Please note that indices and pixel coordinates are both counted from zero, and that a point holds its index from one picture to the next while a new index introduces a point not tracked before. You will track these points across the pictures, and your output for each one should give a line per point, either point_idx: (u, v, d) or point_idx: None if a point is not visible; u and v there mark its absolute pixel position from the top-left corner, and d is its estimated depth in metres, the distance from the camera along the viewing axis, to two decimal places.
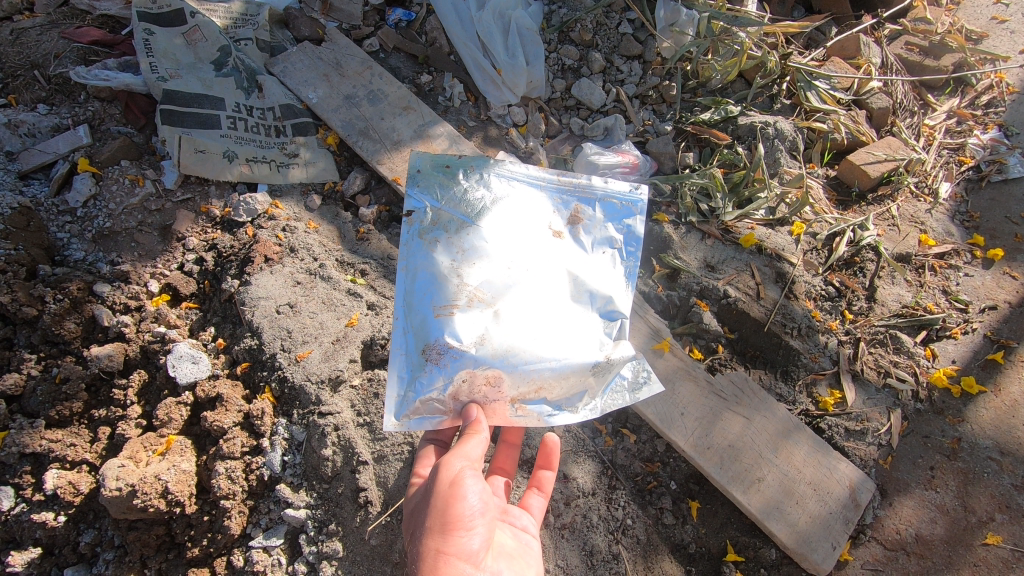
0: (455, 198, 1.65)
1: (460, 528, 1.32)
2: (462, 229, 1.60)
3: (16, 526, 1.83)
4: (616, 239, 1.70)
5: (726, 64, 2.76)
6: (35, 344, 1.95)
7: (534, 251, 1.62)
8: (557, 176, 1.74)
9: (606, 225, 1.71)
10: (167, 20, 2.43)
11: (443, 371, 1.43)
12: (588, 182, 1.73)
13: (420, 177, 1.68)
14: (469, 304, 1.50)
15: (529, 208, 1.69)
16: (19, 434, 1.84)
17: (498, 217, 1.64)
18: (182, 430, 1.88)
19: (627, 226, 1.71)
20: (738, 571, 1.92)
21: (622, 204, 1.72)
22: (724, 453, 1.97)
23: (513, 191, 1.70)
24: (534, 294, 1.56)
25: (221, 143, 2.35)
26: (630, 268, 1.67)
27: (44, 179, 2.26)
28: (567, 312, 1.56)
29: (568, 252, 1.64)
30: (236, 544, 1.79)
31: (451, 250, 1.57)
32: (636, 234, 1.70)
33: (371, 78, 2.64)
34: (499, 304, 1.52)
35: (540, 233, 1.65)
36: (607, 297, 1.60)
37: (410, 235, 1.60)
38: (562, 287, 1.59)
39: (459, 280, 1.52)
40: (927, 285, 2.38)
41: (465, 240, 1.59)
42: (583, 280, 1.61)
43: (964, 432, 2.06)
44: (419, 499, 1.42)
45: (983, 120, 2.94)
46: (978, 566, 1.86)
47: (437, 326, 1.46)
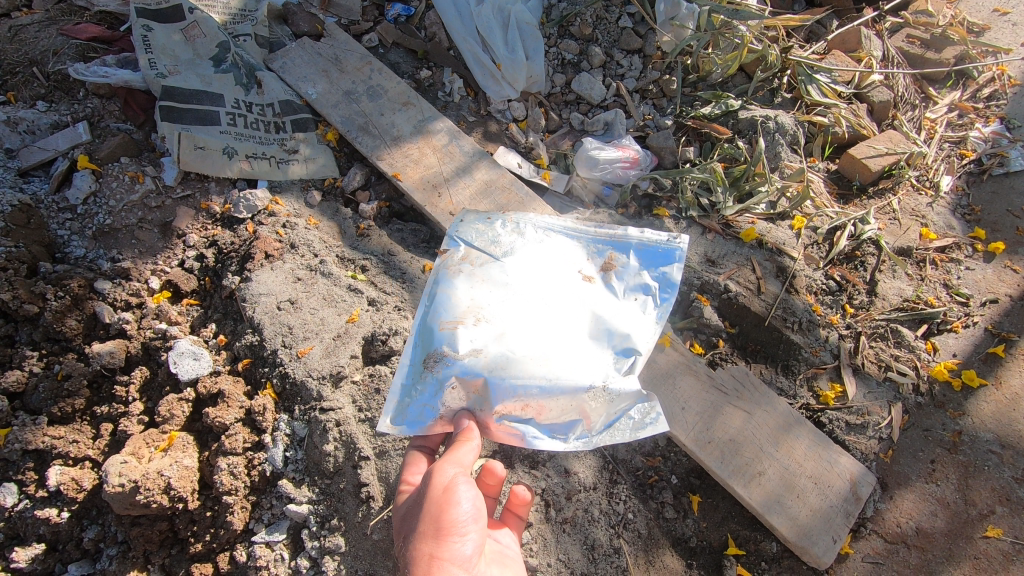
0: (490, 240, 1.72)
1: (453, 534, 1.31)
2: (487, 264, 1.67)
3: (20, 523, 1.83)
4: (650, 284, 1.71)
5: (726, 58, 2.76)
6: (37, 341, 1.96)
7: (560, 292, 1.66)
8: (595, 227, 1.79)
9: (640, 272, 1.73)
10: (165, 16, 2.42)
11: (439, 380, 1.48)
12: (624, 232, 1.77)
13: (463, 221, 1.77)
14: (475, 322, 1.54)
15: (561, 256, 1.74)
16: (22, 431, 1.85)
17: (530, 259, 1.71)
18: (184, 426, 1.88)
19: (661, 274, 1.72)
20: (739, 565, 1.92)
21: (661, 251, 1.75)
22: (725, 447, 1.98)
23: (551, 243, 1.76)
24: (552, 328, 1.58)
25: (221, 140, 2.35)
26: (660, 313, 1.68)
27: (44, 176, 2.25)
28: (584, 347, 1.57)
29: (598, 296, 1.67)
30: (238, 539, 1.80)
31: (472, 278, 1.63)
32: (671, 281, 1.72)
33: (371, 74, 2.63)
34: (508, 328, 1.55)
35: (569, 277, 1.70)
36: (624, 335, 1.61)
37: (442, 267, 1.68)
38: (586, 326, 1.61)
39: (470, 301, 1.58)
40: (928, 279, 2.38)
41: (488, 272, 1.65)
42: (607, 320, 1.62)
43: (965, 425, 2.07)
44: (411, 504, 1.39)
45: (985, 113, 2.93)
46: (979, 559, 1.86)
47: (439, 337, 1.51)
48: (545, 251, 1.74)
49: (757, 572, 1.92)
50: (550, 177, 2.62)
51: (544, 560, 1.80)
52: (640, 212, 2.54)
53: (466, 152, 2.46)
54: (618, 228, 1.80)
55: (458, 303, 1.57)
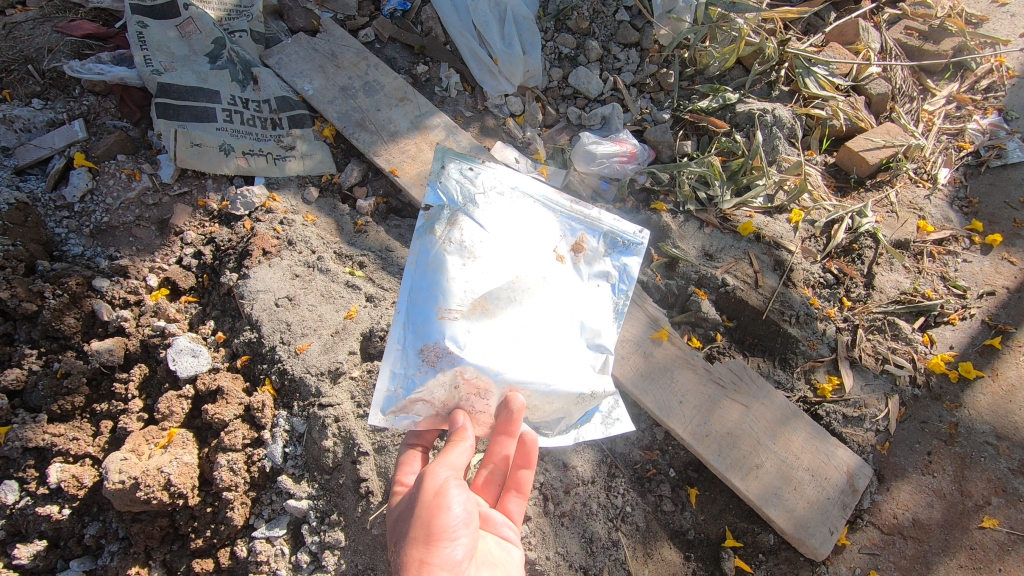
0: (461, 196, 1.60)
1: (443, 538, 1.30)
2: (474, 235, 1.56)
3: (21, 520, 1.83)
4: (612, 275, 1.70)
5: (725, 51, 2.75)
6: (36, 339, 1.96)
7: (539, 272, 1.59)
8: (569, 202, 1.73)
9: (605, 260, 1.70)
10: (160, 12, 2.40)
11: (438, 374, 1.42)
12: (596, 215, 1.73)
13: (443, 175, 1.63)
14: (472, 312, 1.46)
15: (536, 226, 1.65)
16: (22, 429, 1.85)
17: (509, 230, 1.60)
18: (184, 423, 1.89)
19: (624, 264, 1.72)
20: (737, 557, 1.93)
21: (625, 243, 1.74)
22: (723, 440, 1.99)
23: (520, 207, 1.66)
24: (536, 317, 1.54)
25: (217, 136, 2.34)
26: (617, 309, 1.69)
27: (40, 174, 2.25)
28: (564, 339, 1.55)
29: (564, 281, 1.61)
30: (239, 535, 1.81)
31: (462, 252, 1.52)
32: (630, 273, 1.72)
33: (367, 69, 2.62)
34: (500, 316, 1.50)
35: (545, 255, 1.62)
36: (597, 329, 1.61)
37: (424, 231, 1.56)
38: (553, 316, 1.56)
39: (467, 285, 1.48)
40: (925, 271, 2.39)
41: (477, 245, 1.54)
42: (573, 313, 1.59)
43: (962, 417, 2.07)
44: (403, 508, 1.41)
45: (983, 105, 2.92)
46: (974, 550, 1.87)
47: (437, 328, 1.43)
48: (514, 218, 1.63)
49: (754, 564, 1.93)
50: (547, 172, 2.61)
51: (543, 553, 1.80)
52: (637, 206, 2.55)
53: (463, 148, 2.46)
54: (590, 208, 1.74)
55: (451, 284, 1.47)
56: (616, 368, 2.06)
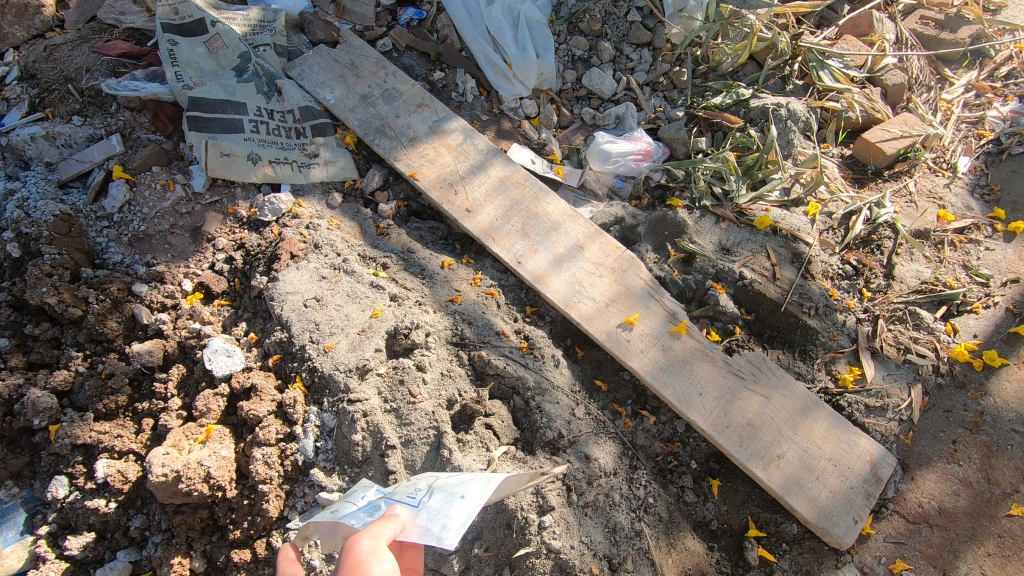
0: (551, 477, 1.84)
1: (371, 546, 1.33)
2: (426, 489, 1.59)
3: (71, 513, 1.93)
4: (408, 481, 1.72)
5: (737, 47, 2.79)
6: (81, 342, 2.08)
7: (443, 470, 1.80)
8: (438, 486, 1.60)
9: (410, 481, 1.71)
10: (189, 30, 2.52)
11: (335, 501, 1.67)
12: (446, 474, 1.69)
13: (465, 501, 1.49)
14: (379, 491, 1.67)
15: (447, 479, 1.64)
16: (71, 427, 1.96)
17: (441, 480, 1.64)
18: (221, 420, 1.98)
19: (407, 480, 1.74)
20: (761, 547, 1.94)
21: (416, 480, 1.71)
22: (743, 431, 2.01)
23: (516, 472, 1.81)
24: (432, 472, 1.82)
25: (245, 146, 2.44)
26: (386, 486, 1.76)
27: (81, 187, 2.37)
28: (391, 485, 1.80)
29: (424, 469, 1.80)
30: (274, 526, 1.88)
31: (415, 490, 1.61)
32: (400, 482, 1.75)
33: (386, 78, 2.70)
34: (398, 483, 1.76)
35: (431, 476, 1.70)
36: (387, 480, 1.78)
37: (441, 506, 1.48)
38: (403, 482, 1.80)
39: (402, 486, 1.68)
40: (946, 261, 2.36)
41: (418, 491, 1.59)
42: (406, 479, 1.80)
43: (987, 405, 2.05)
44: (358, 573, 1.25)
45: (1003, 92, 2.87)
46: (1003, 537, 1.86)
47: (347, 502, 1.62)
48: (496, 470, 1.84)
49: (779, 554, 1.94)
50: (563, 172, 2.69)
51: (567, 542, 1.82)
52: (654, 203, 2.58)
53: (481, 150, 2.52)
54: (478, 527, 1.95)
55: (409, 481, 1.70)
56: (636, 361, 2.10)
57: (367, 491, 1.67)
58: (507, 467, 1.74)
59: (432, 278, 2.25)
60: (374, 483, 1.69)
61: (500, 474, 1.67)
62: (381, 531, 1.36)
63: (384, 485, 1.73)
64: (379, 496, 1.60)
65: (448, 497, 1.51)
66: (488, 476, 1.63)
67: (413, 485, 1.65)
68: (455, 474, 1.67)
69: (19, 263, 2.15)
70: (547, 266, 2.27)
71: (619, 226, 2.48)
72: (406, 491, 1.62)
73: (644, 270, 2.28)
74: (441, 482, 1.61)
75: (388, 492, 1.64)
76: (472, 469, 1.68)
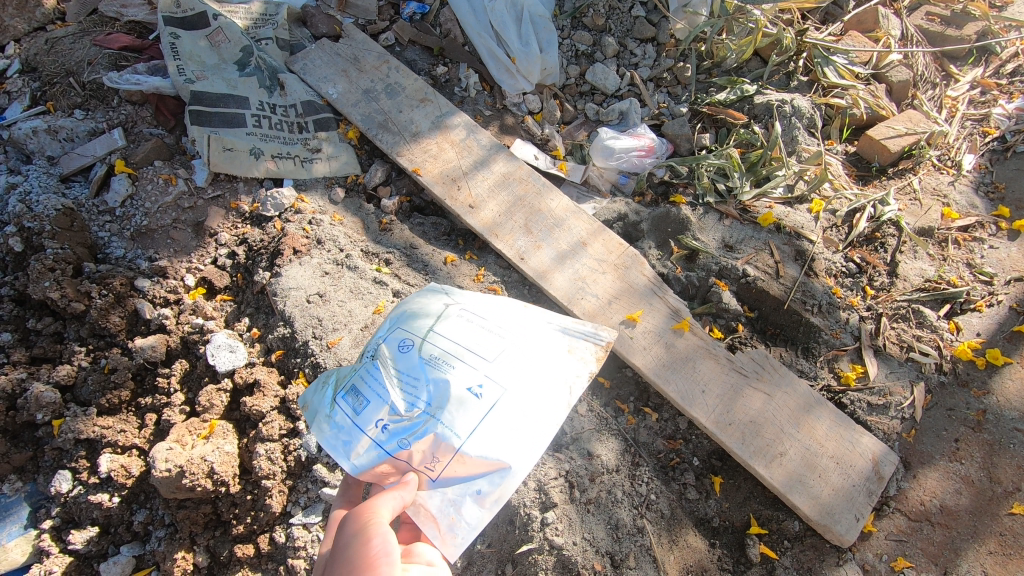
0: (576, 336, 1.66)
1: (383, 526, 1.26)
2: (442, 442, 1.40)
3: (75, 507, 1.94)
4: (412, 382, 1.45)
5: (742, 43, 2.76)
6: (84, 337, 2.08)
7: (454, 359, 1.47)
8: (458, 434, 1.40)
9: (418, 392, 1.44)
10: (191, 23, 2.51)
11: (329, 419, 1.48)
12: (465, 397, 1.43)
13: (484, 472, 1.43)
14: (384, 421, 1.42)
15: (466, 418, 1.42)
16: (75, 421, 1.96)
17: (461, 426, 1.41)
18: (224, 415, 1.98)
19: (411, 378, 1.46)
20: (762, 544, 1.95)
21: (424, 391, 1.43)
22: (746, 428, 2.01)
23: (543, 355, 1.57)
24: (437, 353, 1.49)
25: (247, 141, 2.43)
26: (387, 367, 1.48)
27: (83, 181, 2.36)
28: (388, 358, 1.50)
29: (431, 355, 1.48)
30: (277, 522, 1.89)
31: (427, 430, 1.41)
32: (401, 372, 1.46)
33: (389, 72, 2.69)
34: (398, 377, 1.46)
35: (443, 391, 1.43)
36: (384, 364, 1.49)
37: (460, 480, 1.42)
38: (405, 357, 1.49)
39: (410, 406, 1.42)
40: (950, 259, 2.35)
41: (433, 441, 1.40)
42: (409, 356, 1.49)
43: (989, 404, 2.05)
44: (371, 553, 1.20)
45: (1009, 89, 2.85)
46: (1004, 536, 1.86)
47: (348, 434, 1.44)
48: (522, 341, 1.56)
49: (780, 552, 1.94)
50: (566, 168, 2.67)
51: (570, 538, 1.83)
52: (657, 200, 2.57)
53: (484, 146, 2.51)
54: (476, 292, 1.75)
55: (416, 395, 1.43)
56: (639, 359, 2.10)
57: (366, 407, 1.44)
58: (534, 372, 1.52)
59: (435, 274, 2.25)
60: (381, 397, 1.44)
61: (527, 393, 1.48)
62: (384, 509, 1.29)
63: (394, 379, 1.46)
64: (385, 435, 1.41)
65: (468, 474, 1.42)
66: (514, 422, 1.45)
67: (422, 415, 1.41)
68: (476, 405, 1.42)
69: (20, 257, 2.15)
70: (550, 263, 2.26)
71: (622, 223, 2.47)
72: (418, 425, 1.41)
73: (647, 267, 2.27)
74: (462, 423, 1.41)
75: (398, 416, 1.41)
76: (497, 394, 1.45)
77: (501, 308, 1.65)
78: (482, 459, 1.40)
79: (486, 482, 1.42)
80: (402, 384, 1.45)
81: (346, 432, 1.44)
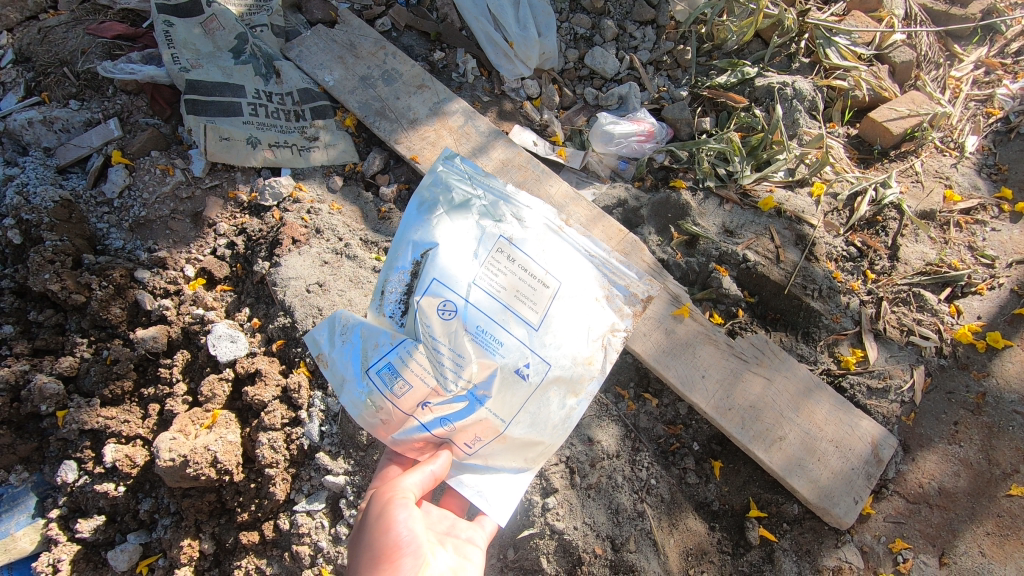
0: (617, 279, 1.61)
1: (400, 509, 1.38)
2: (487, 421, 1.48)
3: (81, 496, 1.97)
4: (453, 361, 1.44)
5: (743, 25, 2.72)
6: (85, 328, 2.09)
7: (493, 331, 1.46)
8: (503, 414, 1.48)
9: (461, 372, 1.44)
10: (185, 11, 2.47)
11: (362, 390, 1.51)
12: (509, 373, 1.46)
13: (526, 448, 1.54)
14: (422, 403, 1.47)
15: (509, 396, 1.48)
16: (78, 412, 1.98)
17: (504, 407, 1.48)
18: (226, 405, 1.99)
19: (450, 355, 1.44)
20: (762, 527, 1.96)
21: (466, 370, 1.44)
22: (745, 413, 2.01)
23: (585, 312, 1.53)
24: (474, 323, 1.46)
25: (245, 130, 2.41)
26: (419, 338, 1.46)
27: (81, 173, 2.35)
28: (423, 327, 1.46)
29: (469, 325, 1.45)
30: (281, 509, 1.91)
31: (472, 409, 1.47)
32: (437, 345, 1.45)
33: (386, 58, 2.66)
34: (436, 354, 1.45)
35: (485, 370, 1.45)
36: (417, 336, 1.46)
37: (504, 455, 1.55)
38: (438, 326, 1.46)
39: (451, 387, 1.45)
40: (952, 242, 2.34)
41: (478, 422, 1.48)
42: (445, 327, 1.46)
43: (989, 386, 2.05)
44: (388, 543, 1.33)
45: (1013, 69, 2.81)
46: (1002, 517, 1.88)
47: (386, 412, 1.50)
48: (564, 297, 1.52)
49: (779, 534, 1.96)
50: (566, 154, 2.65)
51: (570, 523, 1.86)
52: (657, 184, 2.56)
53: (482, 132, 2.49)
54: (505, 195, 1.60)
55: (458, 378, 1.44)
56: (639, 345, 2.10)
57: (403, 387, 1.47)
58: (576, 337, 1.51)
59: None
60: (422, 379, 1.45)
61: (569, 363, 1.51)
62: (408, 487, 1.43)
63: (433, 357, 1.45)
64: (428, 418, 1.48)
65: (508, 450, 1.54)
66: (556, 397, 1.52)
67: (466, 400, 1.46)
68: (520, 387, 1.48)
69: (20, 250, 2.15)
70: None
71: (622, 209, 2.46)
72: (461, 409, 1.47)
73: (647, 253, 2.27)
74: (504, 403, 1.48)
75: (439, 400, 1.46)
76: (542, 372, 1.48)
77: (539, 243, 1.54)
78: (524, 437, 1.52)
79: (526, 452, 1.55)
80: (443, 367, 1.44)
81: (385, 409, 1.50)
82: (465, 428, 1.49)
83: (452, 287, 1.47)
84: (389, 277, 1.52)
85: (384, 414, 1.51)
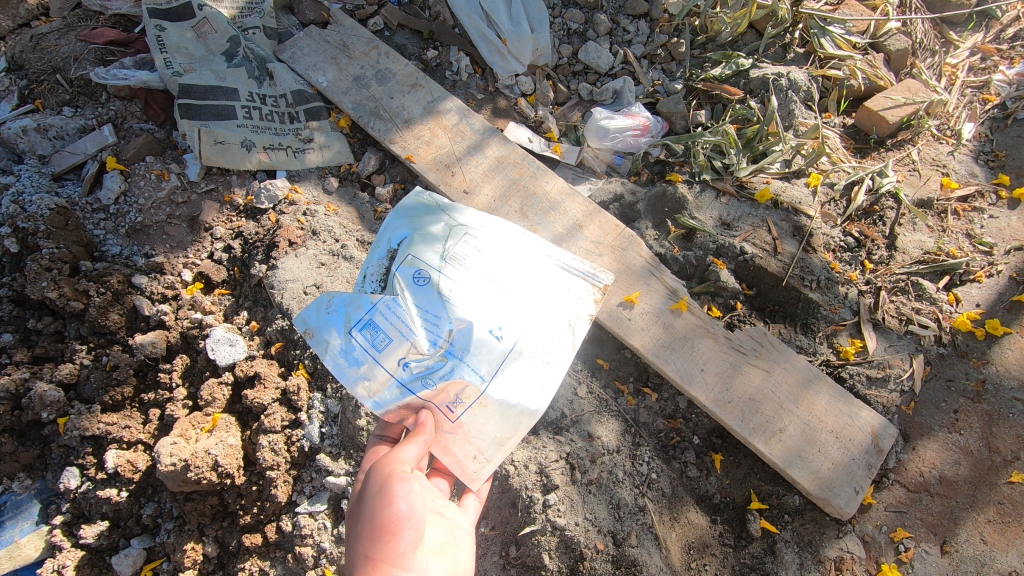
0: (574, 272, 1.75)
1: (401, 483, 1.38)
2: (469, 378, 1.53)
3: (85, 502, 1.99)
4: (431, 320, 1.54)
5: (737, 16, 2.69)
6: (85, 335, 2.09)
7: (468, 294, 1.59)
8: (482, 367, 1.54)
9: (441, 328, 1.54)
10: (176, 14, 2.47)
11: (346, 347, 1.53)
12: (485, 334, 1.56)
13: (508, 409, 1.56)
14: (406, 355, 1.51)
15: (487, 350, 1.55)
16: (79, 419, 1.99)
17: (484, 362, 1.55)
18: (226, 408, 2.00)
19: (430, 316, 1.55)
20: (763, 519, 1.97)
21: (446, 327, 1.54)
22: (745, 405, 2.02)
23: (547, 306, 1.66)
24: (453, 290, 1.59)
25: (239, 133, 2.41)
26: (400, 300, 1.55)
27: (76, 179, 2.35)
28: (405, 292, 1.57)
29: (448, 289, 1.59)
30: (283, 511, 1.92)
31: (452, 363, 1.53)
32: (418, 307, 1.55)
33: (379, 57, 2.66)
34: (416, 313, 1.55)
35: (465, 325, 1.55)
36: (397, 295, 1.56)
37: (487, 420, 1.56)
38: (417, 292, 1.57)
39: (432, 338, 1.53)
40: (949, 230, 2.33)
41: (461, 376, 1.53)
42: (423, 295, 1.57)
43: (988, 374, 2.04)
44: (388, 518, 1.35)
45: (1010, 54, 2.79)
46: (1003, 504, 1.88)
47: (372, 369, 1.52)
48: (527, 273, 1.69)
49: (781, 526, 1.96)
50: (561, 150, 2.65)
51: (572, 519, 1.87)
52: (653, 178, 2.54)
53: (476, 130, 2.49)
54: (475, 219, 1.81)
55: (438, 333, 1.54)
56: (637, 339, 2.10)
57: (386, 343, 1.52)
58: (542, 314, 1.64)
59: None
60: (405, 332, 1.52)
61: (536, 335, 1.61)
62: (406, 458, 1.43)
63: (415, 316, 1.54)
64: (408, 373, 1.51)
65: (491, 412, 1.55)
66: (529, 363, 1.59)
67: (446, 357, 1.53)
68: (495, 348, 1.56)
69: (17, 258, 2.14)
70: None
71: (619, 204, 2.46)
72: (440, 366, 1.53)
73: (643, 248, 2.27)
74: (482, 356, 1.54)
75: (421, 354, 1.52)
76: (514, 336, 1.59)
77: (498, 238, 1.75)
78: (502, 401, 1.55)
79: (506, 417, 1.56)
80: (425, 321, 1.54)
81: (367, 367, 1.52)
82: (448, 380, 1.52)
83: (426, 261, 1.62)
84: (369, 267, 1.69)
85: (370, 372, 1.52)
